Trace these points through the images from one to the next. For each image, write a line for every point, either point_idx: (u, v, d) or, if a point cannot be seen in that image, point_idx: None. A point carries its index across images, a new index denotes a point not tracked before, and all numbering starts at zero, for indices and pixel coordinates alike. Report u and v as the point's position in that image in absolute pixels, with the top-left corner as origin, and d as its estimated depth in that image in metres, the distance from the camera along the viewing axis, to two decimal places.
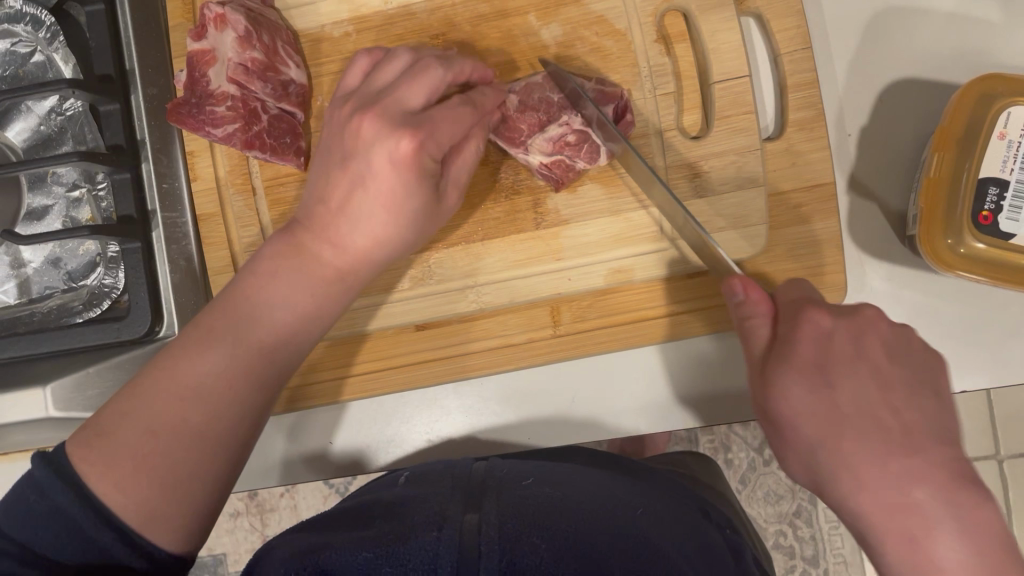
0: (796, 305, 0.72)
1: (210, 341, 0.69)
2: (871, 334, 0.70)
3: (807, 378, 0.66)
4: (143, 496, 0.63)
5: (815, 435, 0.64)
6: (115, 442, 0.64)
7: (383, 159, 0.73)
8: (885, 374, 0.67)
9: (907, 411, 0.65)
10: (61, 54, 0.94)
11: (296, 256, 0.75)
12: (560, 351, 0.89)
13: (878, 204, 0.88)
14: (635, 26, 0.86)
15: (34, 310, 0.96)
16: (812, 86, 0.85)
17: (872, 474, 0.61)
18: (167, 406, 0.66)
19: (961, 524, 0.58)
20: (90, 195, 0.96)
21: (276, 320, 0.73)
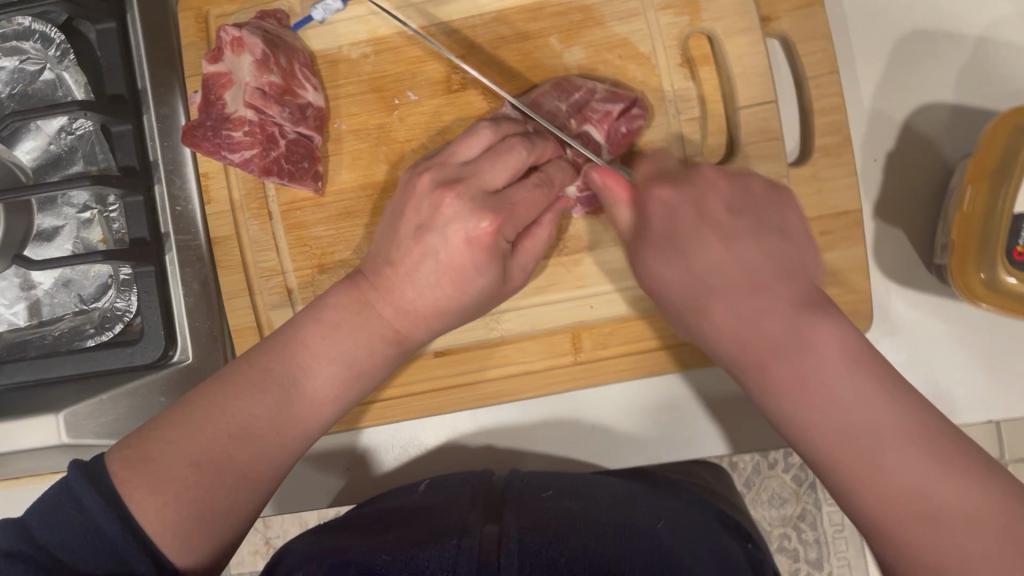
0: (631, 189, 0.73)
1: (262, 386, 0.71)
2: (711, 195, 0.69)
3: (670, 247, 0.68)
4: (179, 522, 0.64)
5: (688, 291, 0.68)
6: (160, 461, 0.65)
7: (458, 236, 0.73)
8: (726, 226, 0.67)
9: (751, 256, 0.66)
10: (72, 72, 0.91)
11: (358, 310, 0.76)
12: (578, 379, 0.88)
13: (906, 232, 0.86)
14: (659, 50, 0.85)
15: (45, 333, 0.95)
16: (840, 111, 0.83)
17: (721, 311, 0.65)
18: (214, 439, 0.68)
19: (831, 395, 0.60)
20: (101, 217, 0.94)
21: (330, 372, 0.75)
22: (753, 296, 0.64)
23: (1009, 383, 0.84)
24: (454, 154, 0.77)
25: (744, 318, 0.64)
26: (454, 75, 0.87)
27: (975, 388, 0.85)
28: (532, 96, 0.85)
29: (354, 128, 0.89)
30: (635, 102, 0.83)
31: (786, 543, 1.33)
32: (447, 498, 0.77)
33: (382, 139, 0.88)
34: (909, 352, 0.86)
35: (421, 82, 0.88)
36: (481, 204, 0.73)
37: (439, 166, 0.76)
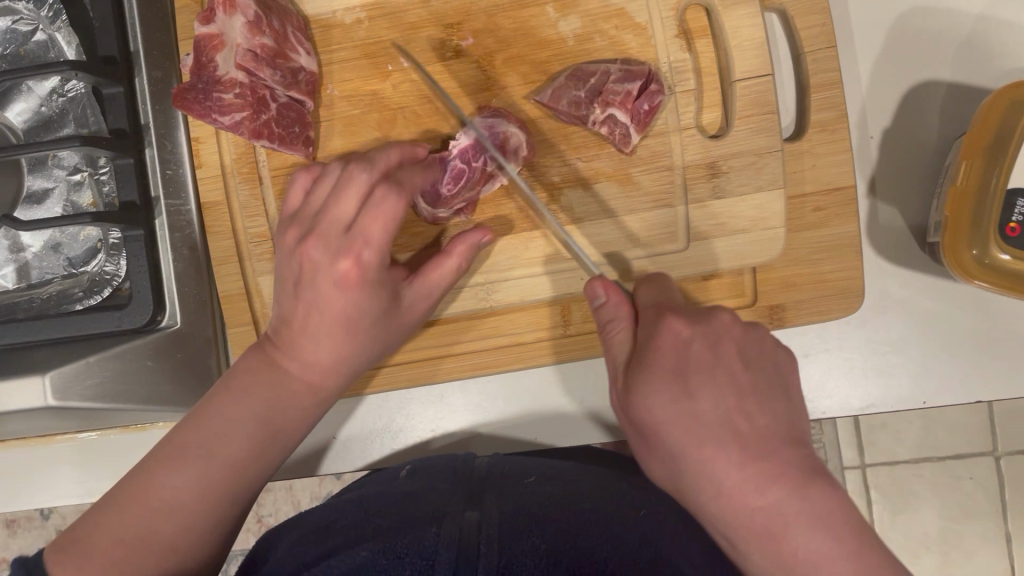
0: (657, 310, 0.71)
1: (184, 455, 0.72)
2: (722, 339, 0.68)
3: (719, 448, 0.62)
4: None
5: (678, 442, 0.63)
6: (87, 549, 0.68)
7: (327, 284, 0.75)
8: (738, 382, 0.66)
9: (759, 416, 0.64)
10: (65, 33, 0.92)
11: (269, 374, 0.76)
12: (570, 352, 0.88)
13: (899, 208, 0.86)
14: (656, 21, 0.84)
15: (34, 296, 0.94)
16: (836, 86, 0.82)
17: (723, 471, 0.62)
18: (137, 519, 0.69)
19: (810, 519, 0.59)
20: (92, 179, 0.93)
21: (247, 436, 0.74)
22: (715, 444, 0.62)
23: (998, 364, 0.84)
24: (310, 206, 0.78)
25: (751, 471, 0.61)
26: (449, 41, 0.86)
27: (967, 369, 0.84)
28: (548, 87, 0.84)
29: (347, 94, 0.88)
30: (652, 79, 0.83)
31: None
32: (430, 485, 0.76)
33: (374, 106, 0.88)
34: (900, 331, 0.85)
35: (415, 50, 0.87)
36: (343, 239, 0.74)
37: (303, 218, 0.78)
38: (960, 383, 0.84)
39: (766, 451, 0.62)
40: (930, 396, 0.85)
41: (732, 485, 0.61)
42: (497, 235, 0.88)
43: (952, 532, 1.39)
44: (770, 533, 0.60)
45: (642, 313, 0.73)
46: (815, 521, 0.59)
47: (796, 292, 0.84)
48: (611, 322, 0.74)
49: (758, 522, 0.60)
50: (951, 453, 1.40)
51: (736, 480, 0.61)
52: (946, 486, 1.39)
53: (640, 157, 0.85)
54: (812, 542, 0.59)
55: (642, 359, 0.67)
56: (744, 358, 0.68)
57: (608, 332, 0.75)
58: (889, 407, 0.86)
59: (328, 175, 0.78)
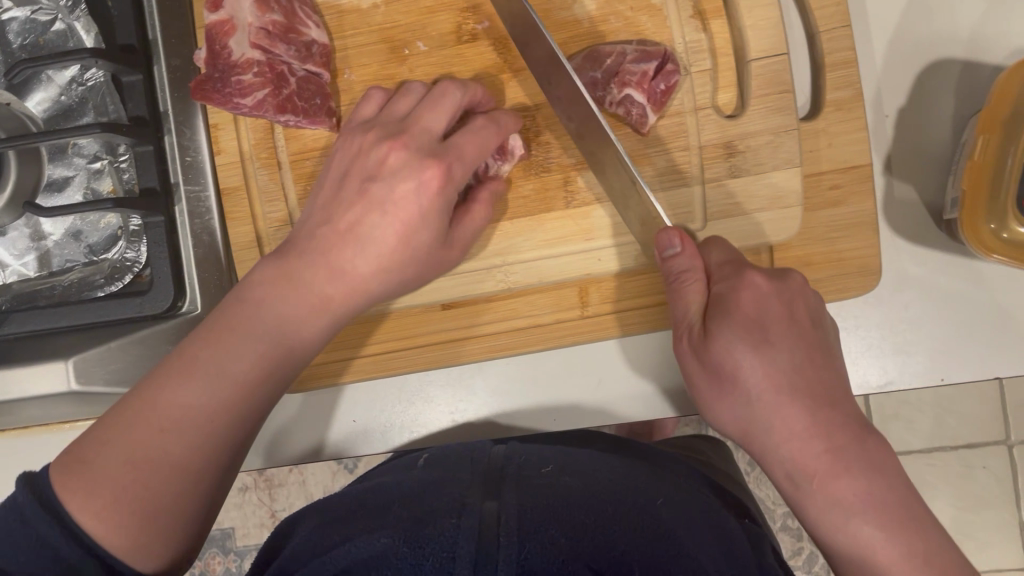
0: (732, 266, 0.78)
1: (193, 371, 0.67)
2: (800, 300, 0.76)
3: (797, 401, 0.73)
4: (123, 521, 0.63)
5: (767, 394, 0.74)
6: (95, 470, 0.63)
7: (405, 186, 0.75)
8: (807, 336, 0.76)
9: (826, 371, 0.75)
10: (83, 22, 0.93)
11: (284, 284, 0.74)
12: (588, 332, 0.88)
13: (915, 186, 0.86)
14: (670, 2, 0.84)
15: (55, 284, 0.95)
16: (852, 65, 0.83)
17: (794, 418, 0.73)
18: (145, 435, 0.65)
19: (868, 464, 0.72)
20: (112, 167, 0.94)
21: (253, 351, 0.70)
22: (789, 393, 0.73)
23: (1015, 338, 0.84)
24: (392, 109, 0.81)
25: (804, 414, 0.73)
26: (464, 26, 0.87)
27: (982, 347, 0.85)
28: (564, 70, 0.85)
29: (364, 78, 0.88)
30: (668, 59, 0.83)
31: (788, 522, 1.38)
32: (448, 476, 0.77)
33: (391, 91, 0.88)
34: (917, 309, 0.86)
35: (432, 34, 0.87)
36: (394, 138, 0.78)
37: (382, 125, 0.80)
38: (976, 358, 0.85)
39: (831, 402, 0.74)
40: (946, 372, 0.85)
41: (798, 450, 0.73)
42: (513, 217, 0.87)
43: (965, 521, 1.40)
44: (820, 474, 0.72)
45: (714, 272, 0.78)
46: (871, 469, 0.72)
47: (812, 271, 0.85)
48: (684, 273, 0.78)
49: (821, 465, 0.73)
50: (963, 441, 1.40)
51: (804, 428, 0.73)
52: (960, 474, 1.40)
53: (658, 137, 0.86)
54: (859, 483, 0.71)
55: (722, 306, 0.75)
56: (812, 315, 0.77)
57: (676, 281, 0.78)
58: (907, 384, 0.86)
59: (448, 83, 0.80)
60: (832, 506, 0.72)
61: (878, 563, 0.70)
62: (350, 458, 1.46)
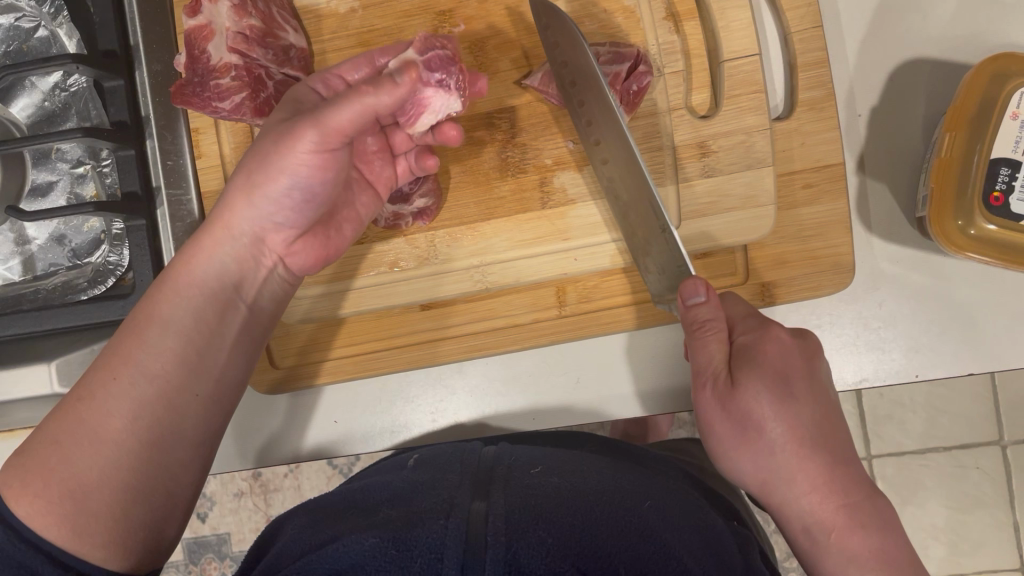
0: (758, 319, 0.79)
1: (133, 351, 0.70)
2: (817, 360, 0.77)
3: (813, 455, 0.75)
4: (68, 506, 0.63)
5: (789, 448, 0.75)
6: (38, 469, 0.63)
7: (301, 153, 0.74)
8: (824, 395, 0.77)
9: (838, 429, 0.77)
10: (66, 29, 0.94)
11: (211, 243, 0.77)
12: (565, 332, 0.89)
13: (889, 185, 0.87)
14: (643, 4, 0.85)
15: (39, 287, 0.96)
16: (823, 65, 0.84)
17: (812, 474, 0.75)
18: (82, 420, 0.66)
19: (880, 527, 0.74)
20: (95, 172, 0.95)
21: (185, 326, 0.73)
22: (810, 449, 0.75)
23: (989, 336, 0.85)
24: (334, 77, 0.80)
25: (822, 470, 0.75)
26: (441, 29, 0.88)
27: (955, 342, 0.85)
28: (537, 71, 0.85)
29: None
30: (641, 61, 0.84)
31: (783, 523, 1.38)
32: (438, 476, 0.77)
33: None
34: (892, 306, 0.86)
35: (409, 37, 0.88)
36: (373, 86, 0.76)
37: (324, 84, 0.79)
38: (951, 355, 0.85)
39: (845, 460, 0.76)
40: (921, 369, 0.86)
41: (817, 504, 0.75)
42: (490, 216, 0.88)
43: (960, 522, 1.40)
44: (837, 528, 0.75)
45: (738, 323, 0.79)
46: (883, 526, 0.74)
47: (787, 269, 0.86)
48: (711, 322, 0.76)
49: (837, 521, 0.75)
50: (957, 442, 1.41)
51: (820, 483, 0.75)
52: (953, 475, 1.40)
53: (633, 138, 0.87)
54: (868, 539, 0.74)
55: (750, 360, 0.76)
56: (826, 376, 0.78)
57: (701, 330, 0.76)
58: (884, 382, 0.87)
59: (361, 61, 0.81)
60: (835, 551, 0.75)
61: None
62: (344, 462, 1.46)
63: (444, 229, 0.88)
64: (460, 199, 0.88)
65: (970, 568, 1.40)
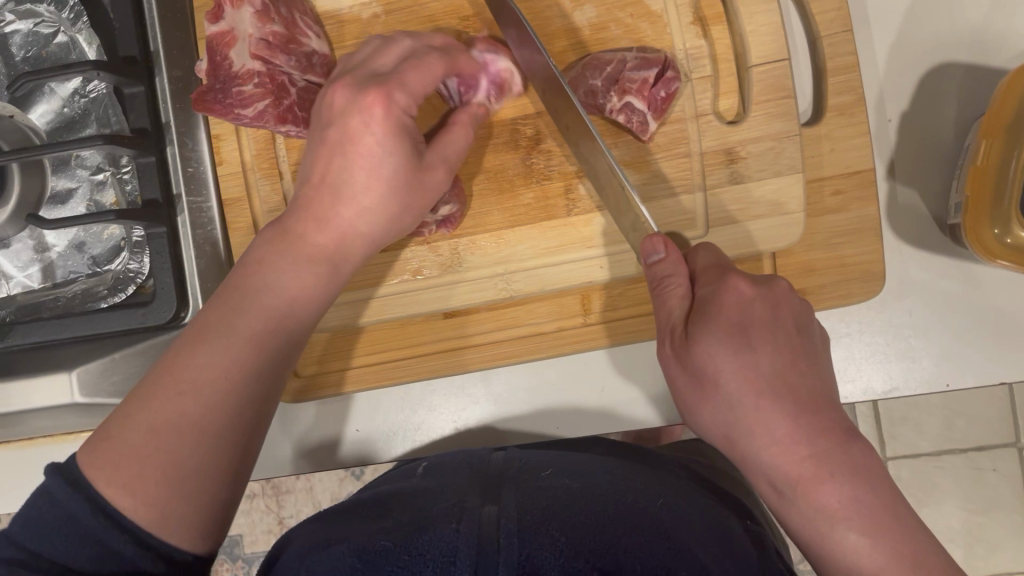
0: (718, 268, 0.74)
1: (204, 338, 0.66)
2: (784, 305, 0.72)
3: (777, 404, 0.68)
4: (153, 487, 0.59)
5: (753, 400, 0.68)
6: (123, 448, 0.59)
7: (358, 122, 0.76)
8: (794, 343, 0.71)
9: (809, 376, 0.70)
10: (86, 35, 0.93)
11: (282, 242, 0.74)
12: (589, 340, 0.88)
13: (918, 191, 0.86)
14: (671, 8, 0.84)
15: (59, 295, 0.96)
16: (854, 70, 0.82)
17: (780, 423, 0.67)
18: (163, 402, 0.62)
19: (851, 472, 0.66)
20: (115, 179, 0.94)
21: (259, 312, 0.69)
22: (772, 398, 0.68)
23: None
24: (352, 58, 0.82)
25: (790, 420, 0.67)
26: (466, 33, 0.87)
27: (984, 353, 0.84)
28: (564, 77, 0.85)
29: None
30: (668, 66, 0.83)
31: None
32: (445, 483, 0.76)
33: None
34: (922, 315, 0.85)
35: None
36: (368, 84, 0.77)
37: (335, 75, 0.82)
38: (983, 363, 0.84)
39: (816, 407, 0.68)
40: (952, 378, 0.84)
41: (781, 456, 0.67)
42: (515, 225, 0.87)
43: (977, 525, 1.39)
44: (804, 479, 0.67)
45: (700, 273, 0.75)
46: (856, 473, 0.66)
47: (816, 277, 0.84)
48: (670, 278, 0.75)
49: (805, 471, 0.66)
50: (973, 444, 1.39)
51: (785, 432, 0.67)
52: (970, 478, 1.39)
53: (659, 143, 0.85)
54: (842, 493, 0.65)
55: (705, 311, 0.71)
56: (798, 322, 0.72)
57: (661, 286, 0.75)
58: (913, 391, 0.85)
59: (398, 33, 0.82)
60: (806, 501, 0.67)
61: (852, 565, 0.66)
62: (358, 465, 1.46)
63: (467, 237, 0.87)
64: (482, 205, 0.87)
65: (986, 569, 1.39)
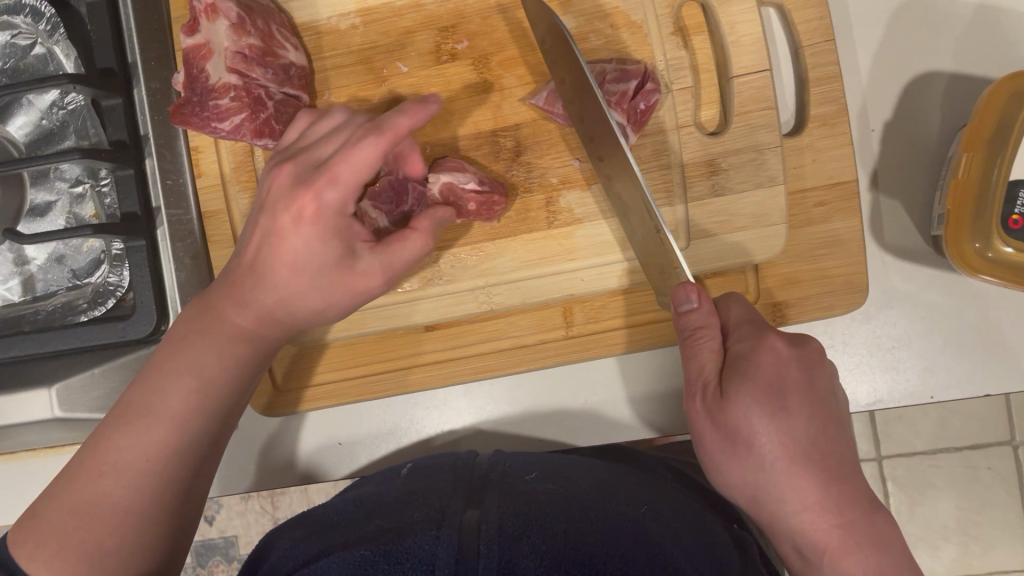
0: (752, 326, 0.73)
1: (128, 420, 0.71)
2: (818, 367, 0.71)
3: (807, 471, 0.70)
4: (71, 564, 0.68)
5: (783, 465, 0.70)
6: (47, 531, 0.68)
7: (287, 220, 0.74)
8: (826, 406, 0.71)
9: (838, 442, 0.72)
10: (63, 47, 0.92)
11: (205, 319, 0.75)
12: (572, 353, 0.87)
13: (901, 200, 0.85)
14: (651, 18, 0.83)
15: (39, 309, 0.95)
16: (836, 80, 0.81)
17: (809, 492, 0.70)
18: (87, 485, 0.70)
19: (875, 543, 0.69)
20: (94, 191, 0.94)
21: (181, 389, 0.72)
22: (804, 464, 0.70)
23: (1010, 357, 0.83)
24: (309, 138, 0.80)
25: (818, 487, 0.70)
26: (444, 45, 0.86)
27: (968, 363, 0.83)
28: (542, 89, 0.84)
29: (343, 100, 0.88)
30: (648, 77, 0.82)
31: None
32: (429, 484, 0.75)
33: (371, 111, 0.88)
34: (906, 326, 0.84)
35: (411, 53, 0.86)
36: (302, 180, 0.75)
37: (290, 153, 0.80)
38: (967, 375, 0.83)
39: (844, 476, 0.70)
40: (936, 390, 0.84)
41: (810, 522, 0.70)
42: (496, 237, 0.87)
43: (972, 522, 1.38)
44: (831, 548, 0.70)
45: (733, 329, 0.74)
46: (878, 544, 0.69)
47: (799, 289, 0.84)
48: (701, 330, 0.73)
49: (832, 540, 0.70)
50: (966, 443, 1.39)
51: (814, 500, 0.70)
52: (964, 477, 1.38)
53: (640, 155, 0.85)
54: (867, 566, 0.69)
55: (740, 371, 0.70)
56: (830, 385, 0.72)
57: (689, 337, 0.74)
58: (898, 402, 0.85)
59: (355, 122, 0.77)
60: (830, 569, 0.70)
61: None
62: None
63: (450, 250, 0.87)
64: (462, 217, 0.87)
65: (983, 568, 1.38)
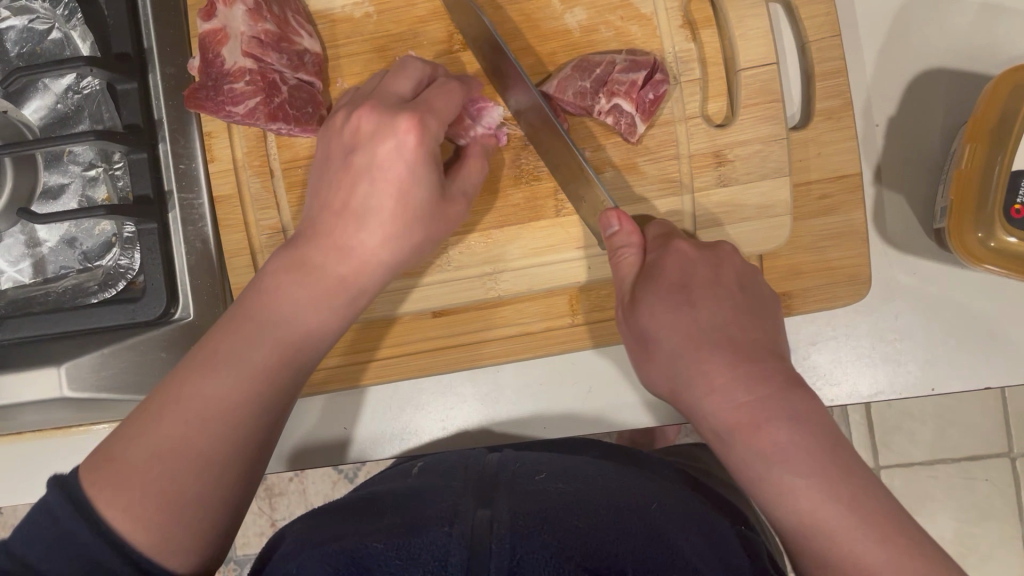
0: (664, 237, 0.81)
1: (217, 364, 0.68)
2: (729, 263, 0.79)
3: (718, 356, 0.72)
4: (149, 515, 0.62)
5: (681, 348, 0.74)
6: (126, 474, 0.63)
7: (388, 147, 0.76)
8: (737, 298, 0.77)
9: (751, 330, 0.74)
10: (80, 31, 0.94)
11: (293, 267, 0.75)
12: (577, 340, 0.89)
13: (906, 196, 0.87)
14: (660, 11, 0.85)
15: (50, 290, 0.96)
16: (841, 74, 0.83)
17: (717, 372, 0.71)
18: (174, 428, 0.65)
19: (813, 454, 0.65)
20: (107, 175, 0.95)
21: (264, 347, 0.70)
22: (711, 346, 0.73)
23: (1008, 349, 0.84)
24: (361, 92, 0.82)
25: (728, 366, 0.71)
26: (456, 34, 0.87)
27: (970, 354, 0.84)
28: (555, 78, 0.85)
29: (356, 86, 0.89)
30: (657, 69, 0.83)
31: None
32: (442, 483, 0.76)
33: None
34: (907, 319, 0.85)
35: (424, 43, 0.88)
36: (397, 109, 0.76)
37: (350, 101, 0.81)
38: (967, 369, 0.84)
39: (754, 356, 0.71)
40: (936, 382, 0.85)
41: (718, 404, 0.70)
42: (504, 225, 0.87)
43: (969, 534, 1.39)
44: (744, 425, 0.68)
45: (650, 242, 0.82)
46: (796, 419, 0.67)
47: (803, 280, 0.85)
48: (624, 247, 0.80)
49: (742, 414, 0.69)
50: (966, 454, 1.39)
51: (724, 379, 0.70)
52: (963, 488, 1.39)
53: (646, 146, 0.86)
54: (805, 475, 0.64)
55: (650, 273, 0.79)
56: (744, 282, 0.78)
57: (616, 254, 0.80)
58: (896, 395, 0.86)
59: (410, 58, 0.81)
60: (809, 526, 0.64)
61: (845, 555, 0.62)
62: (350, 468, 1.45)
63: (457, 236, 0.87)
64: (474, 206, 0.88)
65: None
